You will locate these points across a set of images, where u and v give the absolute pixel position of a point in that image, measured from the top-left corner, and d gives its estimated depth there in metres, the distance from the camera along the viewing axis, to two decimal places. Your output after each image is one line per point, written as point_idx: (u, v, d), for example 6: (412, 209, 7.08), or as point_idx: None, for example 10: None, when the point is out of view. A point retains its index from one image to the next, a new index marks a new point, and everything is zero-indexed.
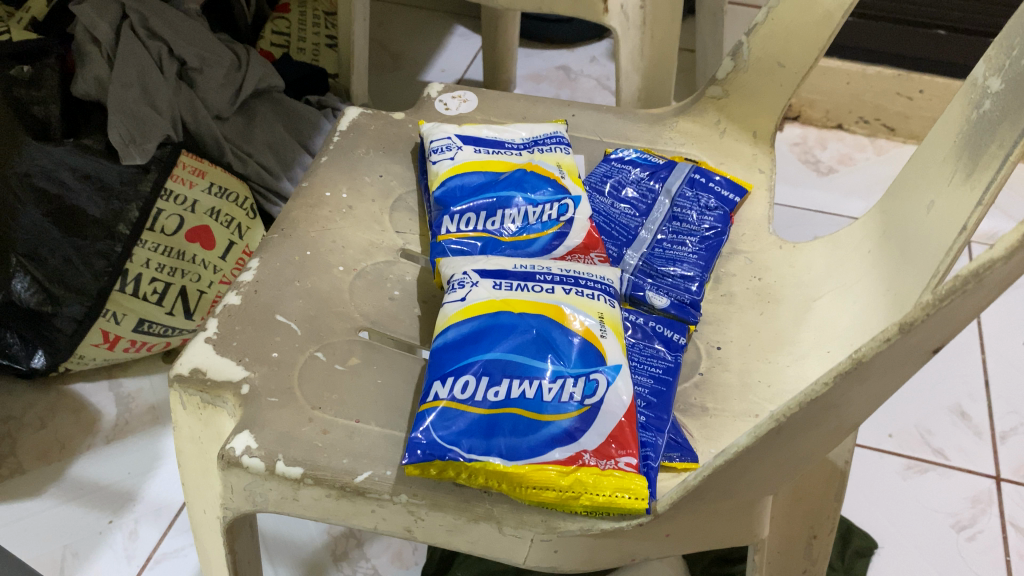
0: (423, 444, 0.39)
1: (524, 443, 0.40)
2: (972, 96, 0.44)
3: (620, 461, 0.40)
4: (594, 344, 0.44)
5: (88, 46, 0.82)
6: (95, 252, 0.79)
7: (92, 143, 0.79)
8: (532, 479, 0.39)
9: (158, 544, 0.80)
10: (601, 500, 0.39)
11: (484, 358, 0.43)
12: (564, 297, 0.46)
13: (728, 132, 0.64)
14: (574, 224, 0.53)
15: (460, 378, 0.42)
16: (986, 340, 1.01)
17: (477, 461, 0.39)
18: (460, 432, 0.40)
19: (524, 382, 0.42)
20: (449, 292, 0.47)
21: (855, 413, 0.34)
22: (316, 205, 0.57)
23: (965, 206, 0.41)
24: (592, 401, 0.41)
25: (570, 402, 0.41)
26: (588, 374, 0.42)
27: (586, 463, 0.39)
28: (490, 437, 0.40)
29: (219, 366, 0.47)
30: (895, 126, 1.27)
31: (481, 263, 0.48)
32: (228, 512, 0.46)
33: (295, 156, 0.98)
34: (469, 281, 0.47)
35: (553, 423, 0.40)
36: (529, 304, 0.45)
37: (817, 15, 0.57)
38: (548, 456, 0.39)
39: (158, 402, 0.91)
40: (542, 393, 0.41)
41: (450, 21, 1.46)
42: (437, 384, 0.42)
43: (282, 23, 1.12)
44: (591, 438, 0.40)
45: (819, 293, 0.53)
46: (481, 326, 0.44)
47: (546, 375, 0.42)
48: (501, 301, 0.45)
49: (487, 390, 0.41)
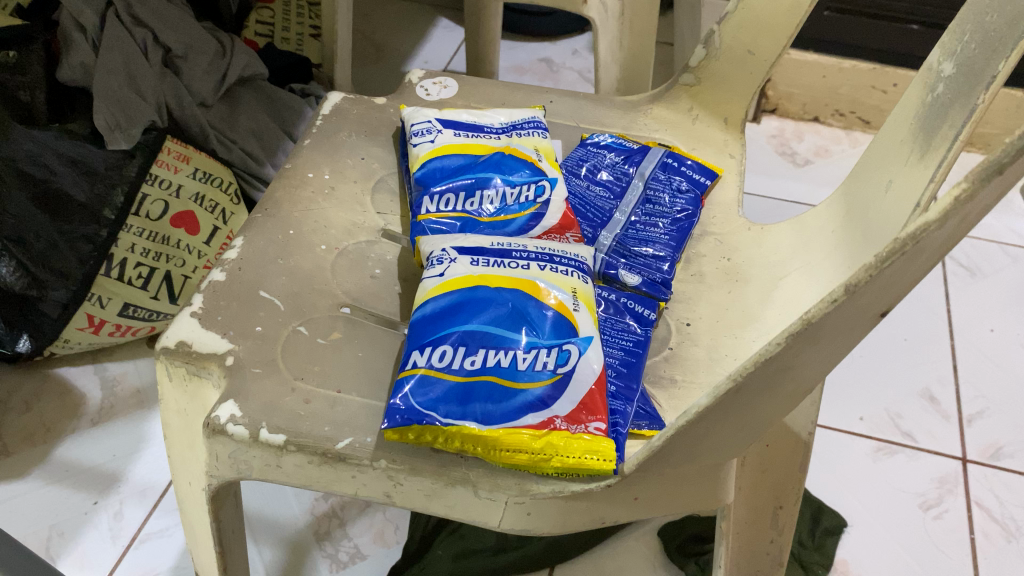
0: (402, 410, 0.41)
1: (498, 409, 0.41)
2: (928, 80, 0.46)
3: (590, 426, 0.42)
4: (567, 318, 0.46)
5: (74, 32, 0.83)
6: (80, 236, 0.80)
7: (78, 128, 0.80)
8: (506, 443, 0.41)
9: (143, 524, 0.81)
10: (571, 462, 0.40)
11: (461, 330, 0.44)
12: (539, 273, 0.48)
13: (700, 119, 0.66)
14: (550, 205, 0.55)
15: (438, 348, 0.44)
16: (955, 327, 1.03)
17: (453, 426, 0.41)
18: (437, 399, 0.41)
19: (499, 352, 0.43)
20: (428, 268, 0.49)
21: (809, 375, 0.36)
22: (299, 186, 0.59)
23: (919, 185, 0.43)
24: (564, 370, 0.43)
25: (543, 371, 0.43)
26: (561, 345, 0.44)
27: (557, 427, 0.41)
28: (466, 403, 0.41)
29: (205, 339, 0.48)
30: (870, 119, 1.30)
31: (460, 241, 0.50)
32: (213, 480, 0.48)
33: (279, 143, 1.00)
34: (447, 257, 0.49)
35: (526, 391, 0.42)
36: (505, 279, 0.47)
37: (785, 5, 0.59)
38: (521, 421, 0.41)
39: (143, 386, 0.93)
40: (517, 362, 0.43)
41: (434, 13, 1.47)
42: (416, 354, 0.44)
43: (267, 13, 1.13)
44: (563, 405, 0.42)
45: (785, 272, 0.55)
46: (459, 299, 0.46)
47: (520, 345, 0.44)
48: (478, 276, 0.47)
49: (464, 359, 0.43)
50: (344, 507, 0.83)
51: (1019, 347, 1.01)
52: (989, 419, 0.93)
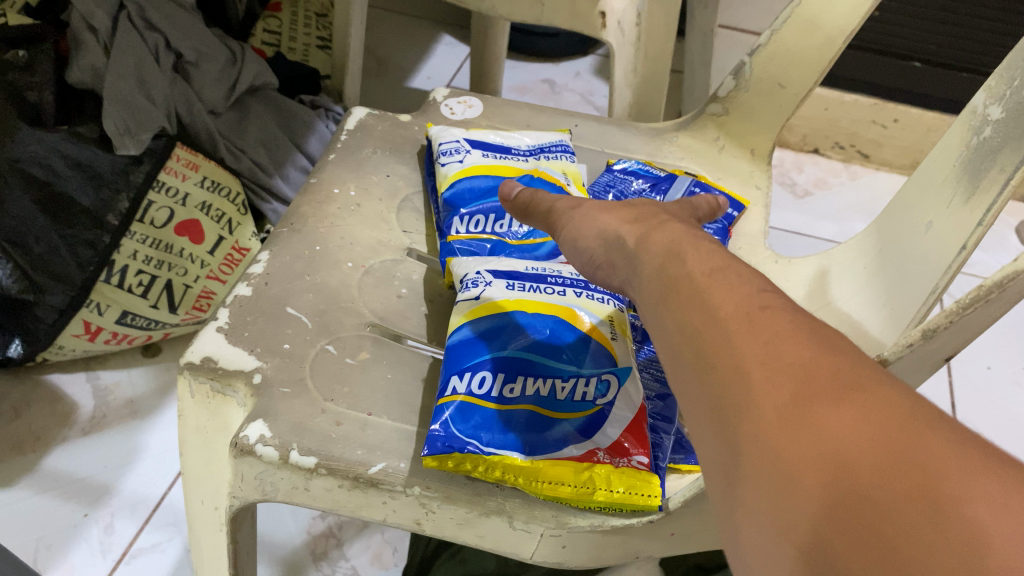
0: (442, 436, 0.40)
1: (540, 438, 0.42)
2: (972, 123, 0.47)
3: (634, 459, 0.41)
4: (603, 346, 0.46)
5: (85, 34, 0.81)
6: (82, 241, 0.78)
7: (86, 131, 0.78)
8: (547, 474, 0.41)
9: (134, 540, 0.79)
10: (615, 496, 0.40)
11: (499, 357, 0.44)
12: (576, 299, 0.47)
13: (726, 149, 0.66)
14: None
15: (477, 374, 0.43)
16: (953, 364, 1.04)
17: (496, 454, 0.40)
18: (478, 426, 0.41)
19: (538, 380, 0.44)
20: (461, 292, 0.48)
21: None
22: (324, 202, 0.58)
23: (964, 228, 0.43)
24: (603, 402, 0.43)
25: (583, 402, 0.43)
26: (600, 374, 0.44)
27: (601, 460, 0.41)
28: (507, 432, 0.41)
29: (231, 355, 0.47)
30: (869, 153, 1.31)
31: (494, 264, 0.49)
32: (235, 501, 0.47)
33: (288, 155, 0.98)
34: (483, 280, 0.48)
35: (565, 421, 0.43)
36: (543, 306, 0.47)
37: (819, 40, 0.59)
38: (564, 451, 0.41)
39: (137, 397, 0.90)
40: (556, 392, 0.43)
41: (438, 29, 1.47)
42: (455, 378, 0.43)
43: (274, 22, 1.12)
44: (604, 437, 0.42)
45: (814, 307, 0.54)
46: (496, 325, 0.45)
47: (561, 374, 0.44)
48: (514, 301, 0.46)
49: (503, 386, 0.43)
50: (342, 527, 0.82)
51: (1014, 387, 1.01)
52: None
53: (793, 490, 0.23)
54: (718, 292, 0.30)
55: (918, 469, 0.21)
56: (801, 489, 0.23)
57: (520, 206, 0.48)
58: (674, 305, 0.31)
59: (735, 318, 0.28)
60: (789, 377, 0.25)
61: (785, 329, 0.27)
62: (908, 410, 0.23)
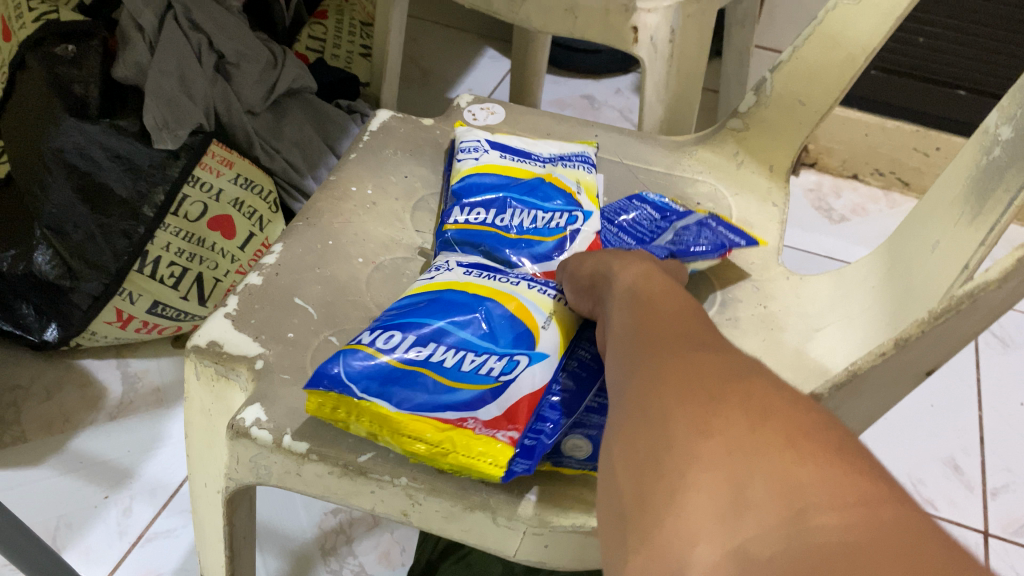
0: (330, 376, 0.41)
1: (424, 396, 0.41)
2: (983, 143, 0.46)
3: (503, 433, 0.41)
4: (531, 333, 0.46)
5: (133, 32, 0.84)
6: (118, 231, 0.81)
7: (127, 125, 0.81)
8: (409, 428, 0.40)
9: (151, 523, 0.81)
10: (464, 460, 0.40)
11: (419, 322, 0.44)
12: (524, 291, 0.48)
13: (745, 165, 0.65)
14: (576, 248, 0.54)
15: (388, 333, 0.43)
16: (985, 398, 1.01)
17: (367, 402, 0.40)
18: (365, 373, 0.41)
19: (449, 350, 0.43)
20: (425, 275, 0.50)
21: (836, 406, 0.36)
22: (341, 199, 0.59)
23: (967, 248, 0.42)
24: (505, 378, 0.42)
25: (486, 374, 0.42)
26: (512, 355, 0.44)
27: (463, 425, 0.41)
28: (389, 385, 0.41)
29: (236, 341, 0.48)
30: (910, 181, 1.29)
31: (463, 258, 0.51)
32: (231, 483, 0.48)
33: (321, 157, 1.00)
34: (445, 267, 0.49)
35: (460, 388, 0.42)
36: (490, 289, 0.47)
37: (840, 58, 0.59)
38: (437, 414, 0.41)
39: (164, 385, 0.93)
40: (463, 362, 0.43)
41: (482, 42, 1.48)
42: (367, 334, 0.44)
43: (319, 29, 1.14)
44: (487, 410, 0.41)
45: (821, 324, 0.54)
46: (429, 297, 0.46)
47: (475, 349, 0.44)
48: (463, 283, 0.47)
49: (411, 347, 0.43)
50: (352, 524, 0.82)
51: None
52: (1014, 494, 0.90)
53: (652, 386, 0.31)
54: (661, 295, 0.39)
55: (743, 387, 0.29)
56: (657, 383, 0.31)
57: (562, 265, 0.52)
58: (635, 303, 0.39)
59: (663, 307, 0.37)
60: (680, 336, 0.34)
61: (693, 320, 0.35)
62: (754, 366, 0.31)
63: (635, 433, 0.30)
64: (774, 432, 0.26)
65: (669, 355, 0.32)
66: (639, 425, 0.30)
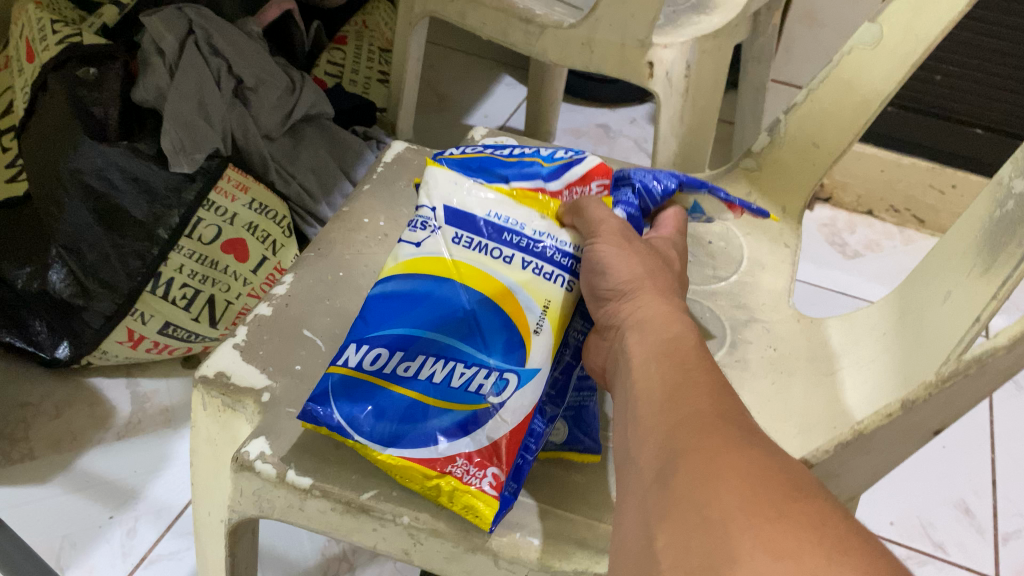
0: (322, 415, 0.41)
1: (412, 431, 0.41)
2: (997, 195, 0.46)
3: (487, 476, 0.40)
4: (522, 338, 0.43)
5: (153, 56, 0.86)
6: (132, 252, 0.82)
7: (145, 147, 0.82)
8: (402, 471, 0.41)
9: (154, 545, 0.81)
10: (454, 506, 0.41)
11: (401, 333, 0.43)
12: (517, 273, 0.45)
13: (758, 204, 0.65)
14: (576, 169, 0.50)
15: (373, 350, 0.42)
16: (998, 440, 1.00)
17: (360, 443, 0.41)
18: (356, 407, 0.41)
19: (437, 363, 0.43)
20: (410, 229, 0.47)
21: (842, 462, 0.35)
22: (353, 230, 0.59)
23: (979, 302, 0.42)
24: (495, 400, 0.42)
25: (476, 395, 0.42)
26: (504, 370, 0.42)
27: (455, 475, 0.40)
28: (378, 419, 0.41)
29: (243, 372, 0.48)
30: (925, 218, 1.29)
31: (454, 200, 0.47)
32: (234, 516, 0.48)
33: (336, 183, 1.01)
34: (431, 224, 0.46)
35: (446, 412, 0.41)
36: (479, 276, 0.45)
37: (855, 102, 0.59)
38: (426, 452, 0.41)
39: (173, 405, 0.93)
40: (451, 378, 0.42)
41: (500, 69, 1.49)
42: (351, 350, 0.43)
43: (338, 54, 1.14)
44: (470, 443, 0.41)
45: (831, 368, 0.53)
46: (418, 289, 0.44)
47: (463, 360, 0.43)
48: (452, 263, 0.45)
49: (399, 364, 0.42)
50: (355, 551, 0.82)
51: None
52: None
53: (709, 481, 0.29)
54: (697, 362, 0.37)
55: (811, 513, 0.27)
56: (716, 480, 0.29)
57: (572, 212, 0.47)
58: (662, 363, 0.37)
59: (707, 379, 0.35)
60: (728, 423, 0.32)
61: (734, 402, 0.34)
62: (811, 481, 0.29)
63: (689, 532, 0.28)
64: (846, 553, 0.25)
65: (715, 443, 0.31)
66: (693, 523, 0.29)
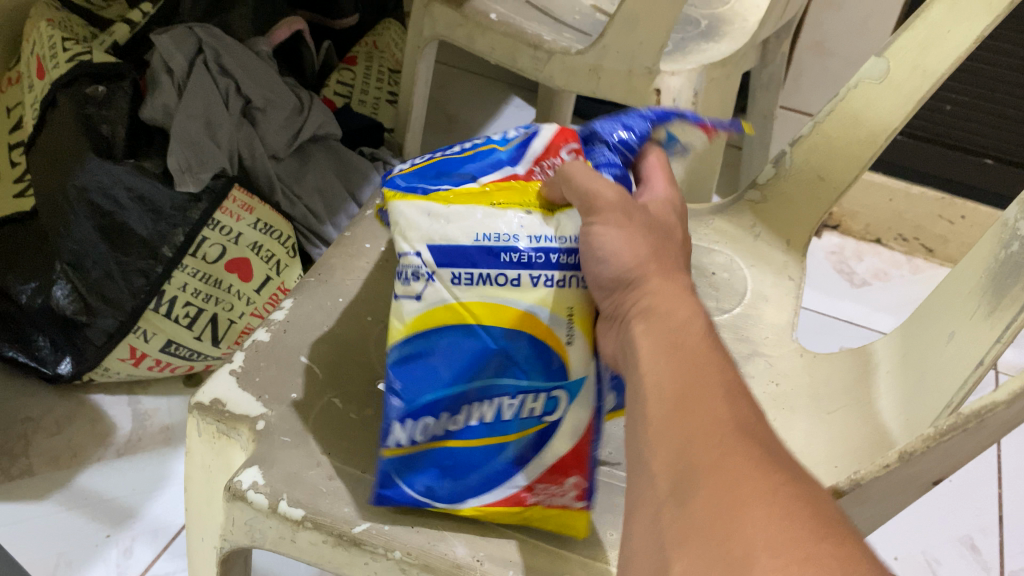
0: (400, 494, 0.42)
1: (488, 478, 0.42)
2: (1002, 236, 0.45)
3: (570, 487, 0.42)
4: (557, 353, 0.41)
5: (162, 76, 0.86)
6: (136, 270, 0.82)
7: (151, 166, 0.82)
8: (493, 512, 0.43)
9: (150, 565, 0.80)
10: (551, 519, 0.43)
11: (437, 396, 0.40)
12: (528, 293, 0.40)
13: (762, 237, 0.65)
14: (534, 143, 0.46)
15: (419, 423, 0.41)
16: (1005, 476, 0.99)
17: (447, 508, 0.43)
18: (427, 475, 0.42)
19: (483, 408, 0.41)
20: (399, 280, 0.41)
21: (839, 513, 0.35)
22: (355, 255, 0.59)
23: (983, 344, 0.41)
24: (551, 419, 0.41)
25: (529, 420, 0.41)
26: (549, 390, 0.41)
27: (540, 497, 0.42)
28: (452, 479, 0.42)
29: (239, 399, 0.48)
30: (934, 248, 1.27)
31: (432, 231, 0.41)
32: (226, 545, 0.47)
33: (341, 204, 1.01)
34: (420, 270, 0.40)
35: (509, 449, 0.42)
36: (493, 310, 0.40)
37: (861, 136, 0.59)
38: (508, 489, 0.42)
39: (173, 424, 0.93)
40: (502, 414, 0.41)
41: (509, 90, 1.50)
42: (394, 427, 0.41)
43: (348, 75, 1.15)
44: (537, 465, 0.42)
45: (831, 407, 0.52)
46: (434, 343, 0.40)
47: (506, 394, 0.41)
48: (458, 305, 0.40)
49: (448, 424, 0.41)
50: None
51: None
52: None
53: (727, 515, 0.27)
54: (709, 364, 0.34)
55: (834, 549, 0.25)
56: (732, 513, 0.27)
57: (552, 193, 0.43)
58: (674, 364, 0.35)
59: (719, 387, 0.33)
60: (744, 440, 0.30)
61: (751, 416, 0.32)
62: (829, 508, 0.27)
63: (710, 562, 0.26)
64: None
65: (735, 460, 0.29)
66: (713, 551, 0.27)
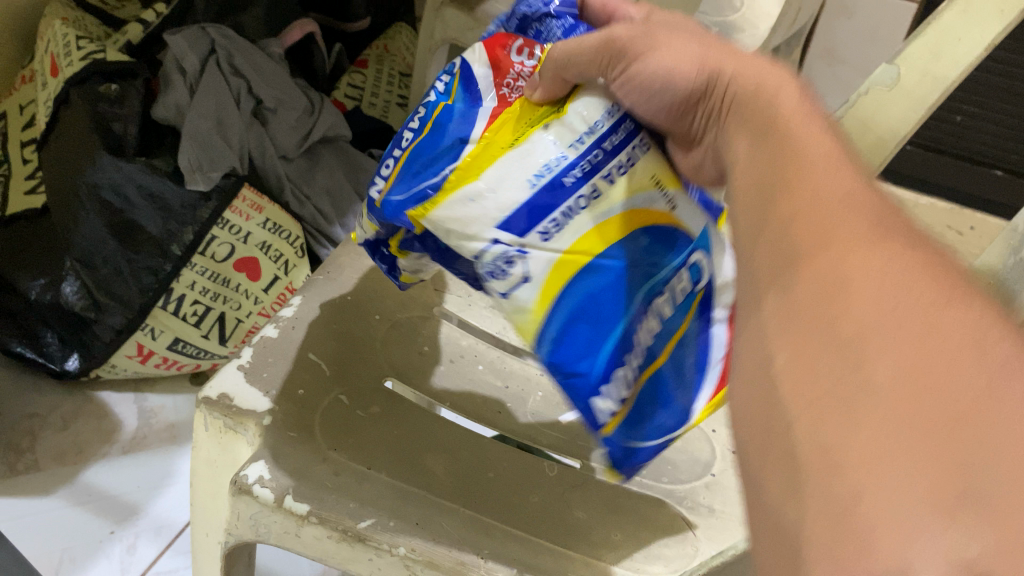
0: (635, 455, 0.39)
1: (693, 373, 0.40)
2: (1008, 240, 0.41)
3: None
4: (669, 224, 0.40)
5: (174, 75, 0.87)
6: (145, 268, 0.82)
7: (161, 165, 0.82)
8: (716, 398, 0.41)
9: (153, 563, 0.81)
10: None
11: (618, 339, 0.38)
12: (609, 194, 0.39)
13: None
14: (480, 80, 0.42)
15: (617, 377, 0.38)
16: None
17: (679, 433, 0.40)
18: (648, 420, 0.39)
19: (649, 320, 0.39)
20: (498, 278, 0.39)
21: None
22: (363, 254, 0.60)
23: None
24: (703, 281, 0.40)
25: (687, 299, 0.40)
26: (687, 257, 0.40)
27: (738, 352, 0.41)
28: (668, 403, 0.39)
29: (246, 395, 0.48)
30: None
31: (486, 208, 0.38)
32: (231, 538, 0.47)
33: (350, 205, 1.01)
34: (511, 253, 0.38)
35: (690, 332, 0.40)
36: (601, 231, 0.38)
37: (870, 140, 0.58)
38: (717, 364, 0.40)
39: (178, 422, 0.93)
40: (666, 311, 0.39)
41: None
42: (599, 402, 0.38)
43: (358, 77, 1.16)
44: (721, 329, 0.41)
45: None
46: (582, 302, 0.38)
47: (657, 293, 0.39)
48: (573, 251, 0.38)
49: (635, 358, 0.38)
50: None
51: None
52: None
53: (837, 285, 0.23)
54: (807, 139, 0.30)
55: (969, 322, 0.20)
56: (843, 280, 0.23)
57: (556, 93, 0.41)
58: (773, 166, 0.29)
59: (821, 163, 0.28)
60: (857, 210, 0.25)
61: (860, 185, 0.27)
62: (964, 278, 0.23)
63: (816, 352, 0.22)
64: (1018, 380, 0.19)
65: (845, 239, 0.24)
66: (820, 341, 0.22)
